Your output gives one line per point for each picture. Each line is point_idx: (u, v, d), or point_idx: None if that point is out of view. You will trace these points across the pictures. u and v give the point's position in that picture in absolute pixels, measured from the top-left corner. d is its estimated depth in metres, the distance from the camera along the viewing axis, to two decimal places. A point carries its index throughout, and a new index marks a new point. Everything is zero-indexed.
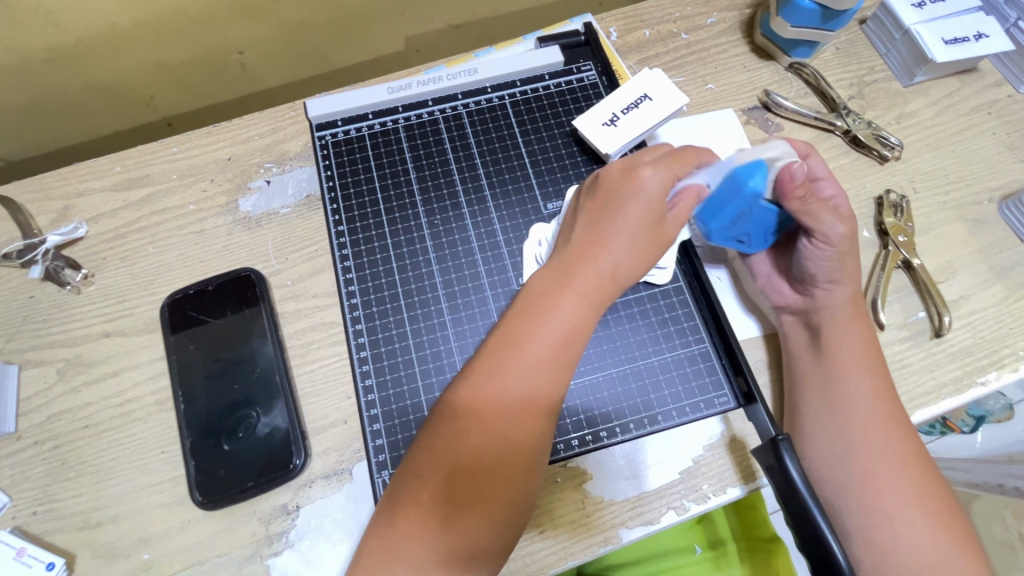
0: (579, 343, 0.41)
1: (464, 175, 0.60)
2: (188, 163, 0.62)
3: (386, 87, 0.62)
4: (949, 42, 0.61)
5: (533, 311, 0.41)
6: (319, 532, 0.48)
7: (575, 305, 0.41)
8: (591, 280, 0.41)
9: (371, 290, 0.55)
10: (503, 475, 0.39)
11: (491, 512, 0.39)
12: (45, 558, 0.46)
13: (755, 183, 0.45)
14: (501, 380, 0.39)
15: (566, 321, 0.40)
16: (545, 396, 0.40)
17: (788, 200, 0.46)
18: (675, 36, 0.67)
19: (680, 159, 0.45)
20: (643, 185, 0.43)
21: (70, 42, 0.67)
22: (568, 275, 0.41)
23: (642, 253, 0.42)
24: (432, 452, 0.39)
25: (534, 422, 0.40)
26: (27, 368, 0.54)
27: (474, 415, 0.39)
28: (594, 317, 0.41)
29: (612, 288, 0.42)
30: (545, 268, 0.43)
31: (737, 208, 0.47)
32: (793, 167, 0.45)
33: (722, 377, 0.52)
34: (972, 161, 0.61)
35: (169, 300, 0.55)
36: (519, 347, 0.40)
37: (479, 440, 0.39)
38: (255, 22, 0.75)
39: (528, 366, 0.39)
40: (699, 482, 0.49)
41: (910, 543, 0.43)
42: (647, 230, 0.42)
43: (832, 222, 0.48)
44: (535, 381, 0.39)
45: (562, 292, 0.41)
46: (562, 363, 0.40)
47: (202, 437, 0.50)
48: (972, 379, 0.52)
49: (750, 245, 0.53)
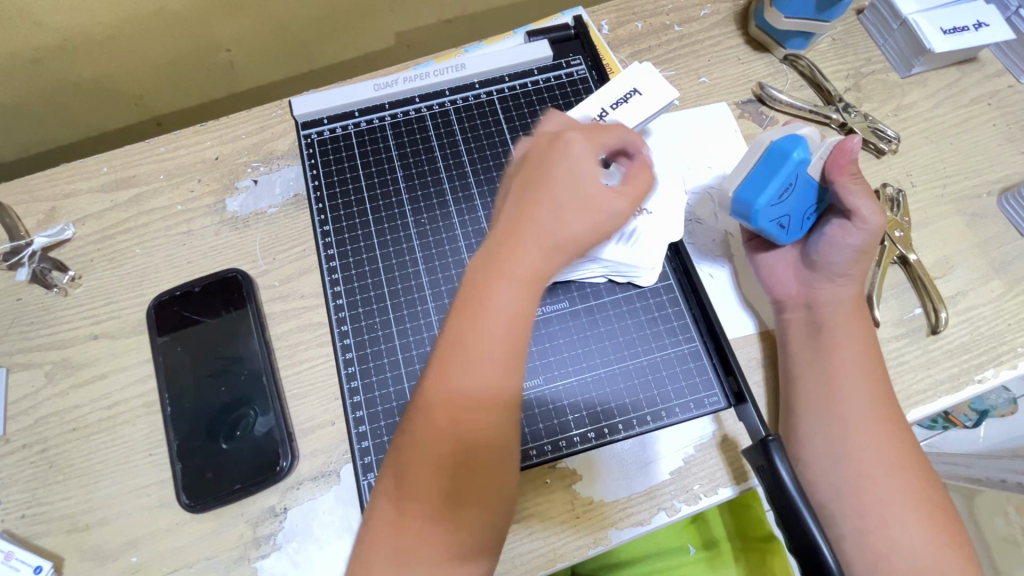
0: (528, 323, 0.38)
1: (451, 173, 0.59)
2: (175, 163, 0.61)
3: (373, 83, 0.61)
4: (948, 32, 0.60)
5: (474, 298, 0.38)
6: (306, 535, 0.48)
7: (512, 287, 0.38)
8: (526, 257, 0.38)
9: (357, 290, 0.54)
10: (479, 470, 0.38)
11: (477, 510, 0.38)
12: (33, 562, 0.46)
13: (802, 152, 0.45)
14: (449, 382, 0.38)
15: (509, 301, 0.38)
16: (503, 379, 0.38)
17: (839, 174, 0.47)
18: (667, 28, 0.66)
19: (609, 130, 0.44)
20: (575, 153, 0.42)
21: (54, 41, 0.66)
22: (502, 254, 0.38)
23: (584, 223, 0.39)
24: (401, 458, 0.38)
25: (500, 414, 0.38)
26: (15, 371, 0.54)
27: (430, 427, 0.38)
28: (535, 295, 0.38)
29: (556, 259, 0.39)
30: (481, 247, 0.40)
31: (786, 178, 0.45)
32: (850, 141, 0.47)
33: (713, 376, 0.52)
34: (970, 154, 0.60)
35: (155, 302, 0.54)
36: (461, 349, 0.38)
37: (445, 438, 0.37)
38: (243, 19, 0.75)
39: (478, 356, 0.38)
40: (690, 482, 0.49)
41: (904, 546, 0.42)
42: (587, 197, 0.39)
43: (874, 209, 0.48)
44: (488, 372, 0.37)
45: (495, 277, 0.38)
46: (514, 346, 0.38)
47: (188, 439, 0.50)
48: (969, 377, 0.51)
49: (789, 234, 0.50)
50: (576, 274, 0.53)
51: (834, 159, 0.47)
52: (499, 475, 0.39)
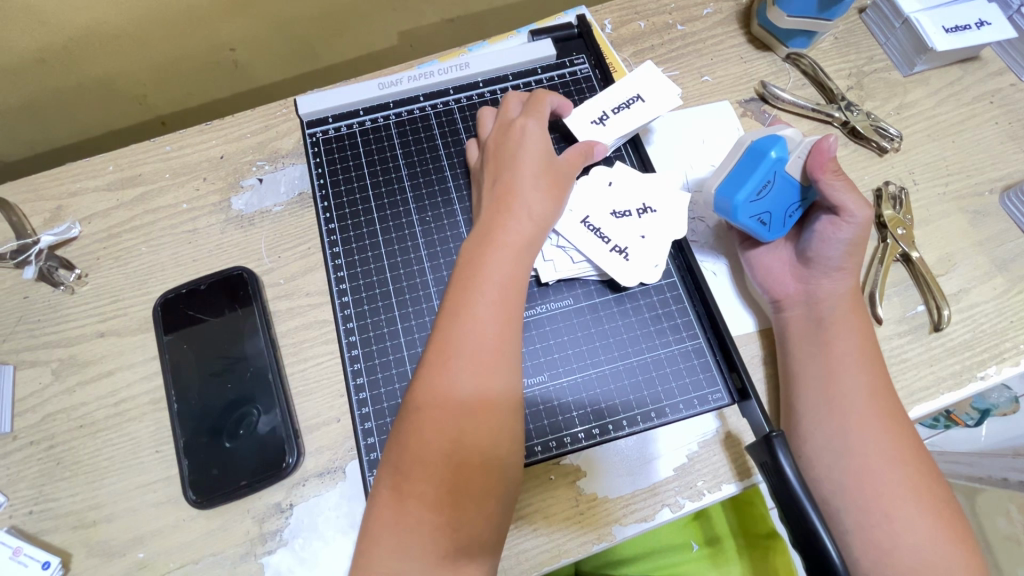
0: (518, 289, 0.45)
1: (455, 170, 0.59)
2: (181, 162, 0.61)
3: (377, 82, 0.62)
4: (950, 30, 0.60)
5: (469, 274, 0.45)
6: (312, 531, 0.48)
7: (501, 257, 0.45)
8: (511, 230, 0.47)
9: (362, 288, 0.55)
10: (479, 425, 0.40)
11: (485, 475, 0.40)
12: (41, 557, 0.46)
13: (779, 149, 0.47)
14: (448, 356, 0.42)
15: (497, 271, 0.45)
16: (498, 335, 0.43)
17: (821, 174, 0.48)
18: (670, 27, 0.66)
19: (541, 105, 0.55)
20: (529, 136, 0.52)
21: (60, 41, 0.67)
22: (491, 235, 0.47)
23: (548, 193, 0.50)
24: (404, 434, 0.41)
25: (496, 377, 0.42)
26: (22, 369, 0.54)
27: (431, 398, 0.41)
28: (520, 265, 0.46)
29: (536, 233, 0.48)
30: (475, 236, 0.48)
31: (762, 175, 0.48)
32: (827, 140, 0.47)
33: (717, 373, 0.52)
34: (973, 152, 0.60)
35: (161, 300, 0.55)
36: (458, 318, 0.43)
37: (449, 402, 0.41)
38: (247, 19, 0.75)
39: (475, 324, 0.43)
40: (694, 479, 0.49)
41: (907, 541, 0.43)
42: (547, 169, 0.51)
43: (860, 201, 0.48)
44: (483, 339, 0.42)
45: (487, 251, 0.46)
46: (507, 306, 0.44)
47: (194, 436, 0.50)
48: (972, 374, 0.52)
49: (772, 232, 0.51)
50: (580, 271, 0.54)
51: (814, 158, 0.48)
52: (502, 438, 0.41)
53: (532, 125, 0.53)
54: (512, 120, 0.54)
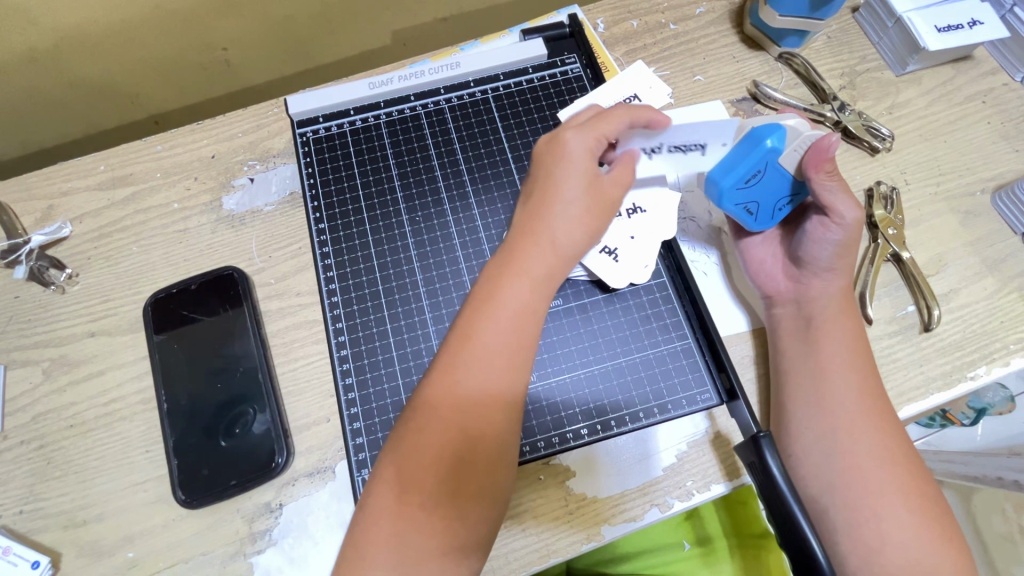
0: (532, 323, 0.43)
1: (446, 170, 0.59)
2: (172, 161, 0.61)
3: (367, 82, 0.62)
4: (942, 30, 0.60)
5: (485, 296, 0.43)
6: (302, 530, 0.48)
7: (521, 286, 0.43)
8: (533, 258, 0.43)
9: (352, 288, 0.55)
10: (478, 454, 0.40)
11: (477, 501, 0.40)
12: (30, 557, 0.46)
13: (776, 139, 0.45)
14: (457, 375, 0.41)
15: (516, 300, 0.43)
16: (507, 367, 0.42)
17: (815, 172, 0.46)
18: (663, 27, 0.66)
19: (608, 120, 0.46)
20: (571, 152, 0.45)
21: (51, 40, 0.67)
22: (510, 258, 0.44)
23: (583, 221, 0.44)
24: (399, 448, 0.40)
25: (498, 410, 0.41)
26: (12, 368, 0.54)
27: (437, 416, 0.40)
28: (540, 296, 0.43)
29: (559, 264, 0.44)
30: (492, 257, 0.46)
31: (751, 166, 0.47)
32: (829, 138, 0.45)
33: (706, 373, 0.52)
34: (965, 152, 0.60)
35: (152, 299, 0.55)
36: (472, 342, 0.42)
37: (446, 424, 0.40)
38: (239, 17, 0.75)
39: (482, 352, 0.41)
40: (683, 479, 0.49)
41: (894, 541, 0.43)
42: (587, 198, 0.44)
43: (850, 203, 0.47)
44: (488, 372, 0.41)
45: (507, 275, 0.43)
46: (519, 338, 0.42)
47: (183, 435, 0.50)
48: (962, 374, 0.52)
49: (758, 221, 0.51)
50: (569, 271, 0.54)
51: (811, 155, 0.46)
52: (501, 467, 0.41)
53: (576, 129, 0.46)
54: (561, 129, 0.47)
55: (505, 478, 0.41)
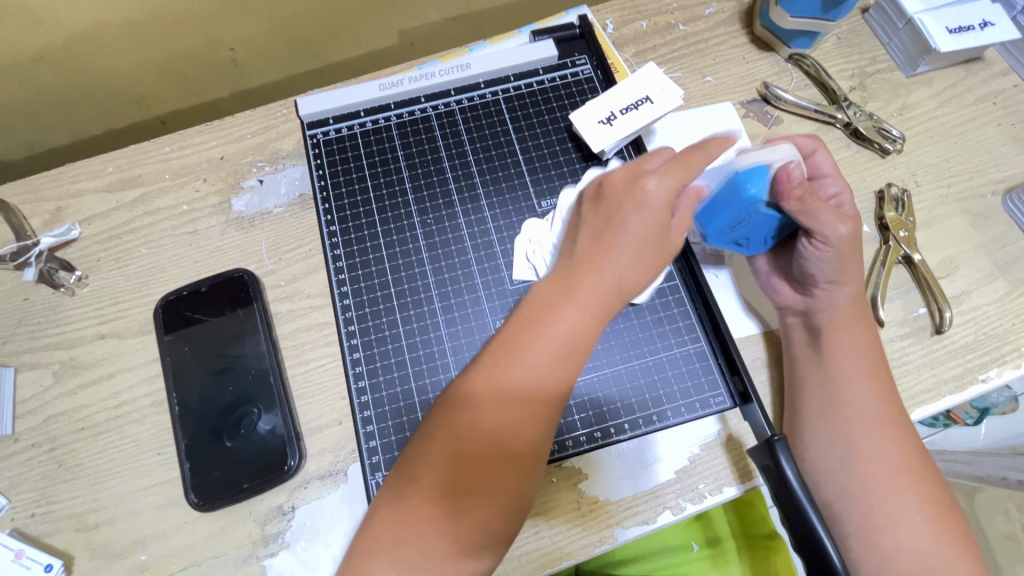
0: (581, 354, 0.41)
1: (457, 172, 0.59)
2: (181, 162, 0.61)
3: (378, 83, 0.61)
4: (954, 31, 0.59)
5: (537, 313, 0.41)
6: (315, 533, 0.48)
7: (577, 315, 0.41)
8: (592, 286, 0.41)
9: (364, 291, 0.55)
10: (501, 471, 0.39)
11: (490, 516, 0.39)
12: (43, 560, 0.46)
13: (755, 186, 0.45)
14: (498, 389, 0.40)
15: (570, 331, 0.41)
16: (545, 394, 0.40)
17: (785, 200, 0.45)
18: (672, 27, 0.66)
19: (688, 162, 0.44)
20: (648, 195, 0.42)
21: (58, 40, 0.66)
22: (570, 281, 0.42)
23: (644, 263, 0.43)
24: (429, 446, 0.40)
25: (532, 436, 0.40)
26: (22, 371, 0.54)
27: (471, 425, 0.39)
28: (595, 330, 0.41)
29: (616, 302, 0.42)
30: (551, 270, 0.44)
31: (735, 213, 0.47)
32: (790, 167, 0.45)
33: (718, 376, 0.52)
34: (976, 153, 0.60)
35: (163, 301, 0.55)
36: (516, 357, 0.40)
37: (478, 431, 0.39)
38: (247, 17, 0.75)
39: (524, 372, 0.40)
40: (695, 482, 0.49)
41: (909, 547, 0.43)
42: (654, 241, 0.43)
43: (834, 223, 0.47)
44: (529, 394, 0.40)
45: (563, 298, 0.41)
46: (564, 370, 0.41)
47: (194, 438, 0.50)
48: (973, 376, 0.52)
49: (751, 248, 0.53)
50: None
51: (777, 185, 0.45)
52: (522, 490, 0.40)
53: (658, 174, 0.43)
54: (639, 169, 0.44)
55: (524, 500, 0.40)
